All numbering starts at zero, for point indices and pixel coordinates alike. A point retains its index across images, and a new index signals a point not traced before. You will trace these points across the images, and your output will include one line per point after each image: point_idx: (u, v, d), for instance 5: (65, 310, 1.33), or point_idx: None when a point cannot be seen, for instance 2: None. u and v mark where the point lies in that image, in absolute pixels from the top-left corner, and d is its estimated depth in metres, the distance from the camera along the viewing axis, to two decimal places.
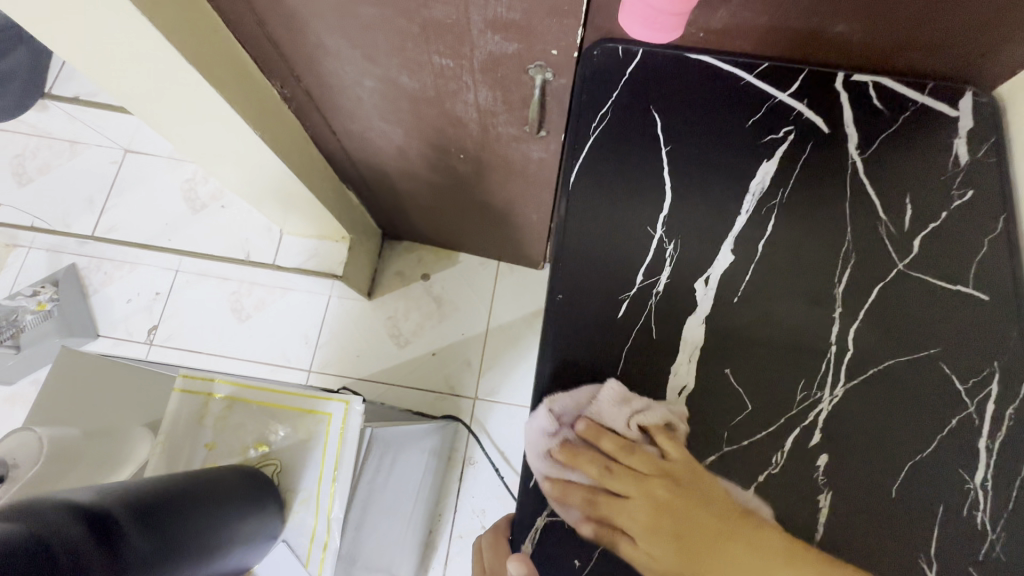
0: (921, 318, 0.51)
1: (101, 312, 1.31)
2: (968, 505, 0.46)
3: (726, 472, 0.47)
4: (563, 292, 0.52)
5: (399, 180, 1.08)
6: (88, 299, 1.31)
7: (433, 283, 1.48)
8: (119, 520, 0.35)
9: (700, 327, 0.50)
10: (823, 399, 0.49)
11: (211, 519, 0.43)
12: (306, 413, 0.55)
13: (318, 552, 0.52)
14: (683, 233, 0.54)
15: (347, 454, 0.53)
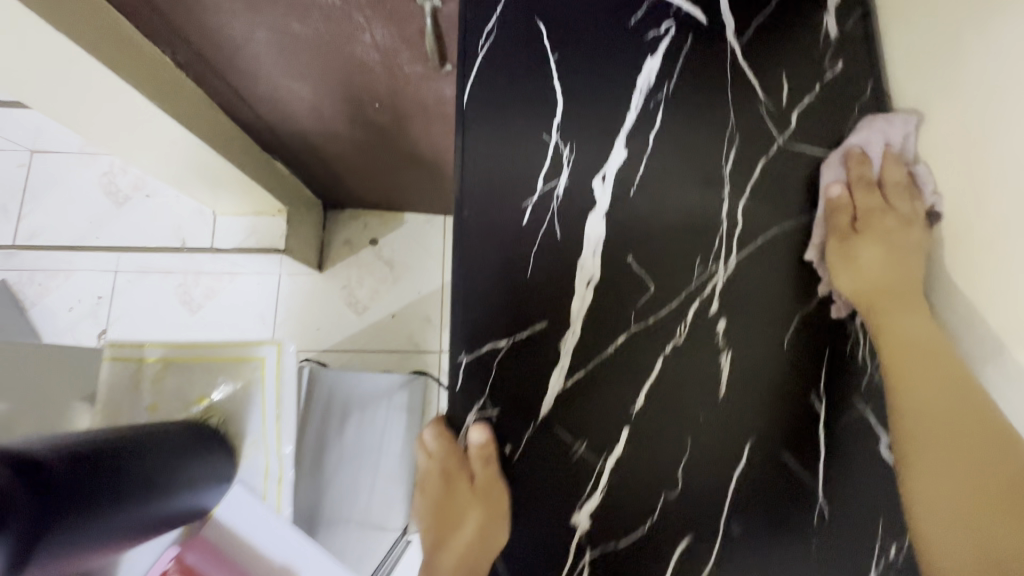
0: (803, 186, 0.54)
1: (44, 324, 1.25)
2: (850, 344, 0.51)
3: (636, 348, 0.51)
4: (470, 209, 0.54)
5: (322, 141, 1.06)
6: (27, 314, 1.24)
7: (382, 247, 1.48)
8: (50, 468, 0.37)
9: (602, 222, 0.53)
10: (719, 271, 0.52)
11: (153, 465, 0.45)
12: (241, 362, 0.55)
13: (274, 484, 0.56)
14: (577, 137, 0.55)
15: (287, 394, 0.55)
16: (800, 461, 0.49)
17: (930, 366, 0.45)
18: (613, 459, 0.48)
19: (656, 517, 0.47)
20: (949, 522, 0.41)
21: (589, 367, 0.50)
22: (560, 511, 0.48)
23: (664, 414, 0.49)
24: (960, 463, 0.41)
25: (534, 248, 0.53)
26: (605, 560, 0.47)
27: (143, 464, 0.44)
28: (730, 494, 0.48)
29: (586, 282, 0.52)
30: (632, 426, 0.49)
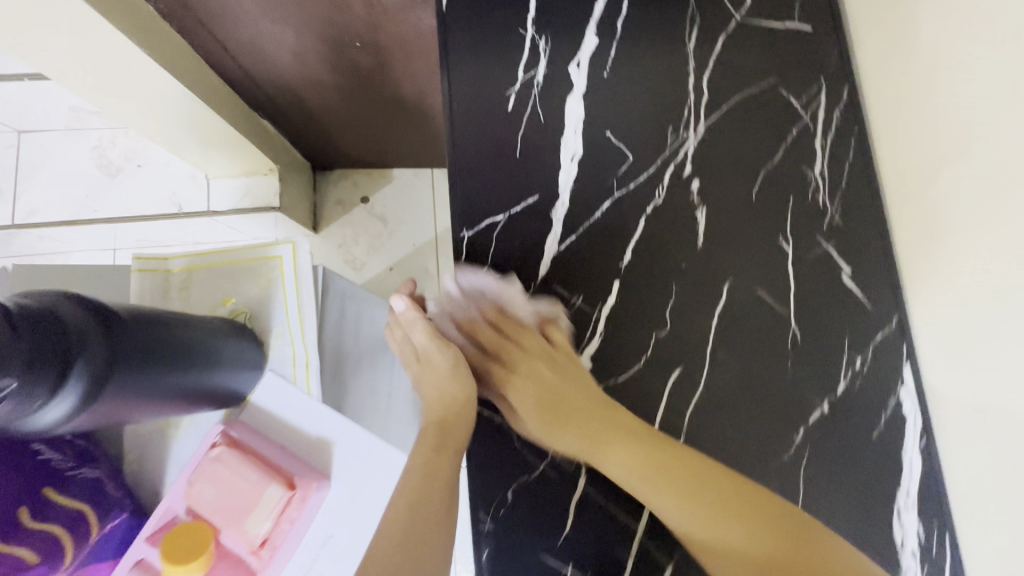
0: (762, 56, 0.59)
1: None
2: (812, 191, 0.56)
3: (620, 211, 0.56)
4: (457, 102, 0.58)
5: (307, 92, 1.09)
6: None
7: (374, 204, 1.51)
8: (121, 317, 0.42)
9: (580, 103, 0.58)
10: (689, 137, 0.57)
11: (201, 337, 0.50)
12: (260, 262, 0.61)
13: (302, 370, 0.60)
14: (551, 27, 0.59)
15: (305, 284, 0.60)
16: (774, 296, 0.54)
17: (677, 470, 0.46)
18: (607, 308, 0.54)
19: (649, 355, 0.53)
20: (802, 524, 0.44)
21: (579, 231, 0.55)
22: (564, 356, 0.53)
23: (650, 266, 0.55)
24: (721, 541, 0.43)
25: (520, 131, 0.57)
26: (608, 394, 0.52)
27: (193, 334, 0.50)
28: (714, 329, 0.54)
29: (570, 157, 0.57)
30: (622, 279, 0.54)
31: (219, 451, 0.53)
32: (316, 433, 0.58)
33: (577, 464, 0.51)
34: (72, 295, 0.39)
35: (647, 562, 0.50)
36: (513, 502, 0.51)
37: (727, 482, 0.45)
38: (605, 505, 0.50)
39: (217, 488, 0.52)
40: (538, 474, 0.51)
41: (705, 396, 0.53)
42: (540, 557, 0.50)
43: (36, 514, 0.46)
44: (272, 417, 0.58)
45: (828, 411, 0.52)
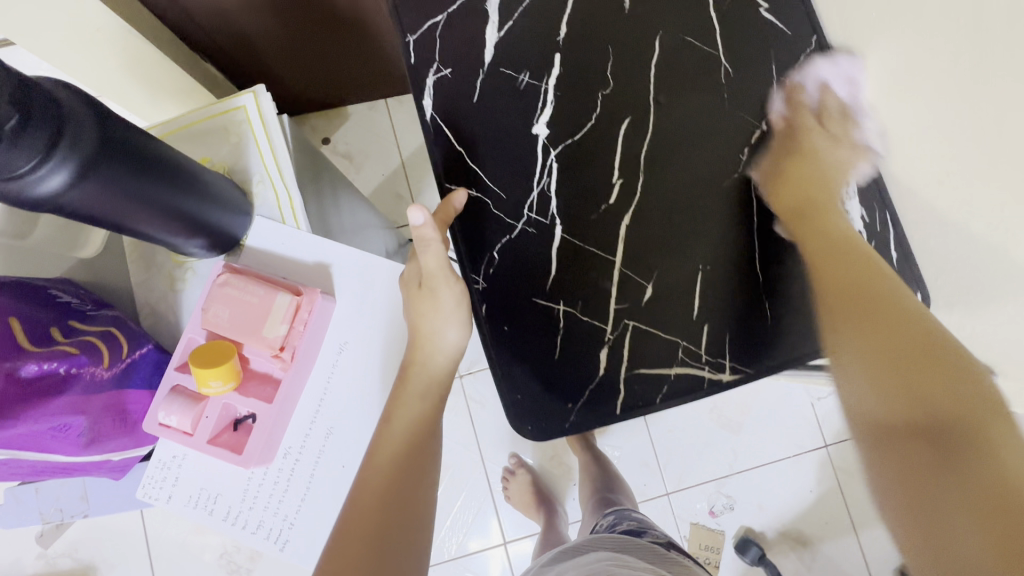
0: None
1: None
2: None
3: None
4: None
5: (243, 19, 1.10)
6: None
7: (336, 143, 1.53)
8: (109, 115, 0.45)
9: None
10: None
11: (190, 164, 0.54)
12: (227, 118, 0.64)
13: (288, 209, 0.63)
14: None
15: (274, 130, 0.64)
16: (702, 41, 0.59)
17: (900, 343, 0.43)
18: (554, 78, 0.58)
19: (598, 112, 0.58)
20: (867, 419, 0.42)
21: (516, 16, 0.59)
22: (522, 129, 0.57)
23: (586, 35, 0.59)
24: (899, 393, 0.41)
25: None
26: (567, 153, 0.57)
27: (182, 159, 0.53)
28: (654, 78, 0.58)
29: None
30: (562, 52, 0.58)
31: (225, 276, 0.57)
32: (313, 258, 0.62)
33: (551, 217, 0.56)
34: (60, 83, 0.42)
35: (628, 287, 0.55)
36: (501, 259, 0.56)
37: (908, 336, 0.43)
38: (583, 247, 0.56)
39: (230, 307, 0.56)
40: (518, 232, 0.56)
41: (655, 137, 0.57)
42: (533, 301, 0.55)
43: (65, 332, 0.50)
44: (270, 254, 0.62)
45: (766, 129, 0.58)
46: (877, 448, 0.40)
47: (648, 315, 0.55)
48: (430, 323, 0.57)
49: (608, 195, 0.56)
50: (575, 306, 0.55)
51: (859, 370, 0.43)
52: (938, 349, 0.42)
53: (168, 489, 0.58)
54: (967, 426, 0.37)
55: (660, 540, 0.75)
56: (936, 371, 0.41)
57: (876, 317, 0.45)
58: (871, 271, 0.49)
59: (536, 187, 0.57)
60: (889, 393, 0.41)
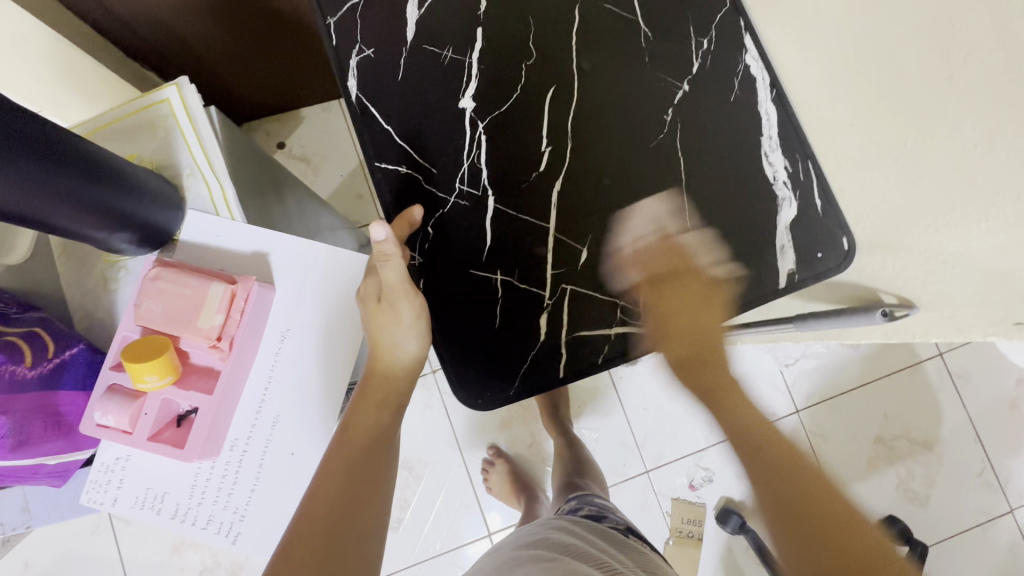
0: None
1: None
2: None
3: None
4: None
5: (180, 24, 1.08)
6: None
7: (292, 147, 1.52)
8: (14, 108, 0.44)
9: None
10: None
11: (114, 159, 0.53)
12: (152, 114, 0.63)
13: (221, 201, 0.63)
14: None
15: (201, 122, 0.63)
16: (621, 7, 0.60)
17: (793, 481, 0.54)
18: (476, 52, 0.58)
19: (523, 82, 0.58)
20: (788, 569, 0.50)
21: None
22: (449, 103, 0.58)
23: (506, 6, 0.59)
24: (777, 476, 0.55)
25: None
26: (495, 124, 0.57)
27: (104, 153, 0.52)
28: (575, 46, 0.59)
29: None
30: (484, 25, 0.59)
31: (157, 270, 0.56)
32: (250, 249, 0.61)
33: (483, 188, 0.56)
34: None
35: (564, 253, 0.56)
36: (435, 233, 0.56)
37: (799, 468, 0.55)
38: (516, 216, 0.56)
39: (164, 301, 0.55)
40: (451, 206, 0.56)
41: (581, 104, 0.58)
42: (471, 273, 0.56)
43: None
44: (205, 246, 0.61)
45: (688, 89, 0.59)
46: (778, 521, 0.53)
47: (586, 279, 0.56)
48: (388, 338, 0.56)
49: (537, 162, 0.57)
50: (512, 274, 0.55)
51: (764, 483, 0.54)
52: (832, 499, 0.54)
53: (112, 491, 0.57)
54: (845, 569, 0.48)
55: (620, 526, 0.76)
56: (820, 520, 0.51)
57: (766, 447, 0.57)
58: (795, 456, 0.56)
59: (466, 160, 0.57)
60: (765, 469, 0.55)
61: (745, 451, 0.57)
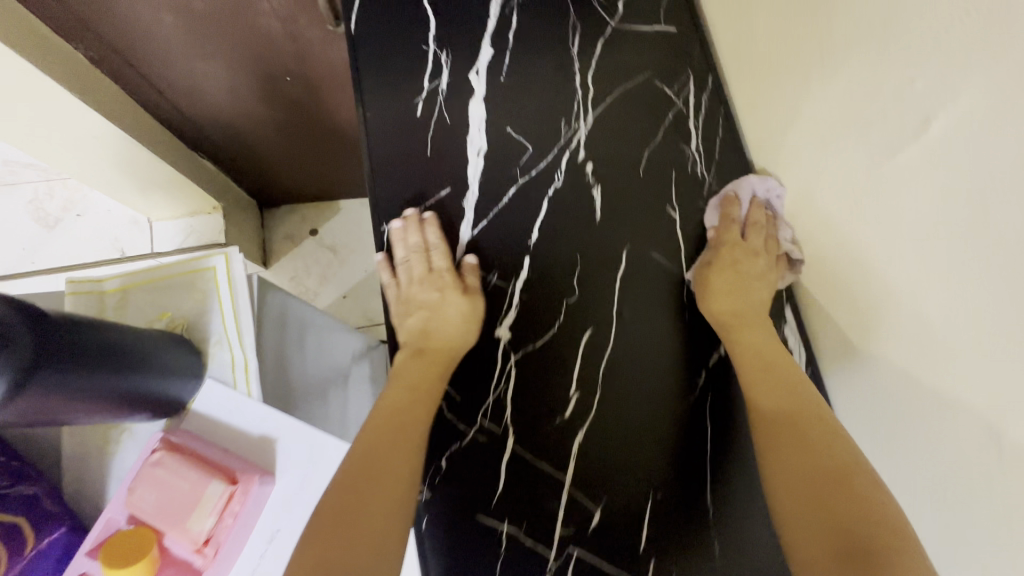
0: (636, 54, 0.67)
1: None
2: (689, 163, 0.65)
3: (525, 193, 0.62)
4: (371, 112, 0.64)
5: (244, 128, 1.14)
6: None
7: (323, 236, 1.55)
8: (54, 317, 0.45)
9: (481, 104, 0.65)
10: (580, 128, 0.64)
11: (140, 342, 0.54)
12: (194, 275, 0.63)
13: (242, 374, 0.62)
14: (450, 42, 0.66)
15: (240, 291, 0.63)
16: (666, 256, 0.61)
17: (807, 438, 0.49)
18: (520, 281, 0.59)
19: (562, 319, 0.58)
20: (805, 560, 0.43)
21: (489, 215, 0.61)
22: (484, 329, 0.58)
23: (556, 240, 0.61)
24: (810, 483, 0.46)
25: (429, 132, 0.63)
26: (525, 359, 0.57)
27: (132, 339, 0.53)
28: (618, 289, 0.60)
29: (477, 151, 0.63)
30: (532, 254, 0.60)
31: (159, 455, 0.55)
32: (258, 431, 0.60)
33: (504, 427, 0.55)
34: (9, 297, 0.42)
35: (575, 510, 0.54)
36: (448, 469, 0.54)
37: (818, 450, 0.47)
38: (532, 462, 0.54)
39: (158, 491, 0.53)
40: (469, 440, 0.55)
41: (615, 351, 0.58)
42: (476, 519, 0.53)
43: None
44: (213, 421, 0.60)
45: (725, 353, 0.59)
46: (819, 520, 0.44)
47: (595, 543, 0.53)
48: (443, 307, 0.58)
49: (563, 407, 0.56)
50: (520, 526, 0.53)
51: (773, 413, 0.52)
52: (852, 476, 0.45)
53: None
54: (853, 549, 0.41)
55: None
56: (805, 435, 0.49)
57: (826, 450, 0.48)
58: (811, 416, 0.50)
59: (493, 393, 0.56)
60: (772, 391, 0.53)
61: (811, 499, 0.45)
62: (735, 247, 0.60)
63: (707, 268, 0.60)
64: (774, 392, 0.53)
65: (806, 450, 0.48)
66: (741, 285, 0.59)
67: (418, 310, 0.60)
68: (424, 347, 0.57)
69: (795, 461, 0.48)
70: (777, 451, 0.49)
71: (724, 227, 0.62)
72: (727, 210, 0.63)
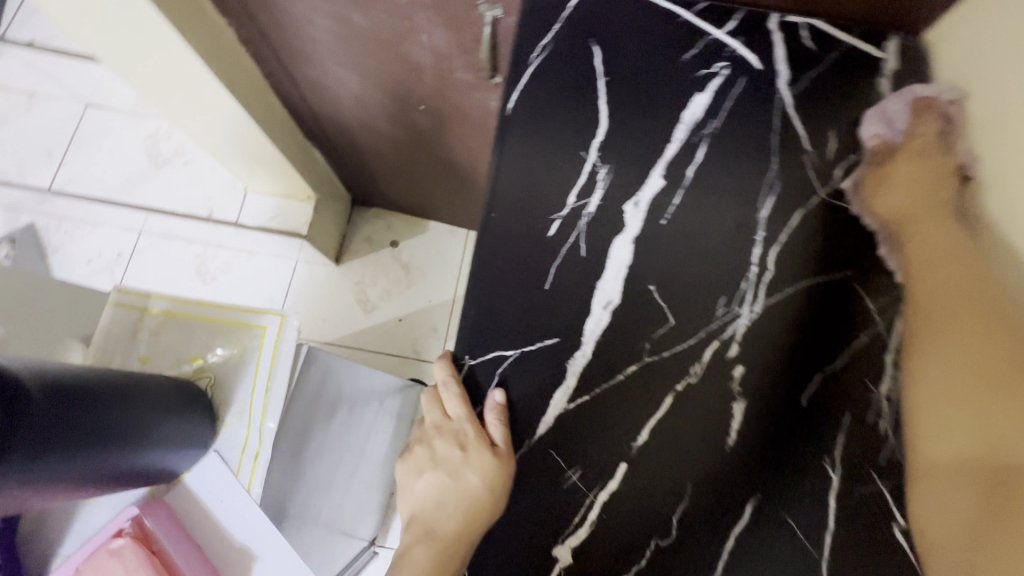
0: (842, 242, 0.52)
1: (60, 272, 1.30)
2: (872, 413, 0.48)
3: (645, 378, 0.49)
4: (496, 213, 0.53)
5: (363, 136, 1.08)
6: (46, 259, 1.30)
7: (401, 251, 1.48)
8: None
9: (627, 246, 0.52)
10: (742, 315, 0.50)
11: None
12: (246, 332, 0.73)
13: None
14: (616, 157, 0.54)
15: (265, 374, 0.65)
16: (804, 530, 0.45)
17: (987, 341, 0.43)
18: (606, 493, 0.46)
19: (641, 564, 0.45)
20: (947, 466, 0.42)
21: (594, 393, 0.48)
22: (541, 538, 0.45)
23: (666, 453, 0.47)
24: (974, 389, 0.43)
25: (556, 260, 0.51)
26: None
27: None
28: (726, 549, 0.45)
29: (603, 304, 0.50)
30: (631, 462, 0.46)
31: None
32: None
33: None
34: None
35: None
36: None
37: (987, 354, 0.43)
38: None
39: None
40: None
41: None
42: None
43: None
44: None
45: None
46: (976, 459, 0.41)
47: None
48: (467, 486, 0.46)
49: None
50: None
51: (950, 285, 0.46)
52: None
53: None
54: (1001, 477, 0.40)
55: None
56: (974, 317, 0.44)
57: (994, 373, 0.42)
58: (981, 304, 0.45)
59: None
60: (944, 274, 0.47)
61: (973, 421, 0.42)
62: (917, 149, 0.51)
63: (876, 156, 0.53)
64: (939, 270, 0.47)
65: (973, 370, 0.43)
66: (926, 178, 0.50)
67: (437, 474, 0.48)
68: (435, 525, 0.45)
69: (955, 369, 0.44)
70: (930, 354, 0.45)
71: (911, 123, 0.53)
72: (915, 109, 0.53)
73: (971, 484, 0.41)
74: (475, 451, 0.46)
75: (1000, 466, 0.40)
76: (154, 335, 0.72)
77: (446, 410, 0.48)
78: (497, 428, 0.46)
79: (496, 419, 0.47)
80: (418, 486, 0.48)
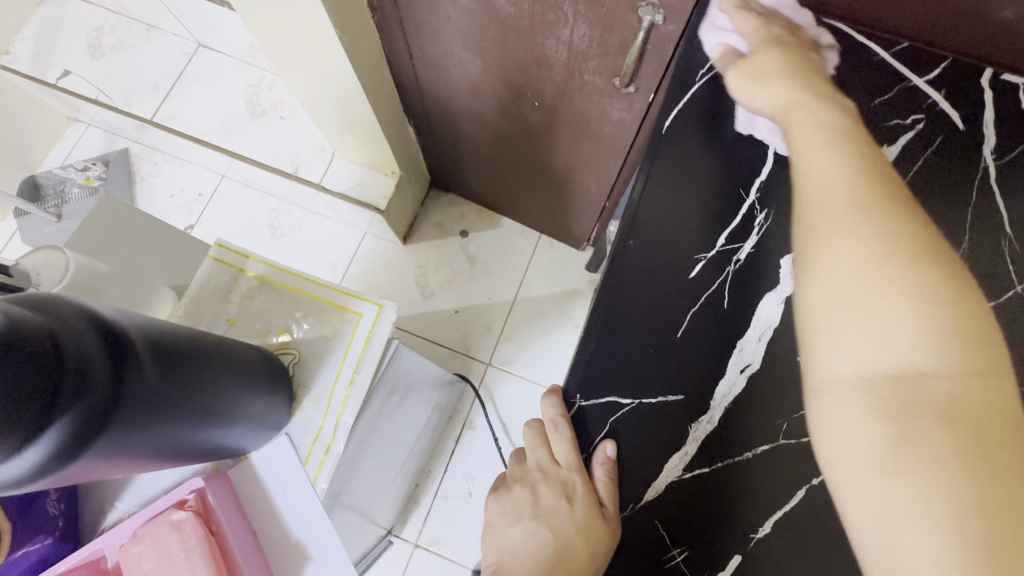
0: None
1: (144, 201, 1.37)
2: None
3: (777, 463, 0.42)
4: (634, 240, 0.47)
5: (464, 121, 1.05)
6: (134, 185, 1.37)
7: (470, 242, 1.44)
8: (144, 353, 0.32)
9: (779, 306, 0.45)
10: None
11: (228, 385, 0.40)
12: (335, 309, 0.52)
13: (319, 453, 0.49)
14: (779, 202, 0.47)
15: (369, 357, 0.50)
16: None
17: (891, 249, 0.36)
18: None
19: None
20: (842, 382, 0.35)
21: (714, 466, 0.42)
22: None
23: (788, 555, 0.41)
24: (880, 326, 0.35)
25: (693, 307, 0.45)
26: None
27: (220, 379, 0.39)
28: None
29: (740, 367, 0.44)
30: (744, 554, 0.41)
31: (183, 517, 0.43)
32: (297, 537, 0.47)
33: None
34: (96, 320, 0.30)
35: None
36: None
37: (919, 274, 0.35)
38: None
39: (159, 561, 0.41)
40: None
41: None
42: None
43: None
44: (262, 489, 0.48)
45: None
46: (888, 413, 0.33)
47: None
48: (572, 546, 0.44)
49: None
50: None
51: (870, 232, 0.37)
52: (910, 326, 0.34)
53: None
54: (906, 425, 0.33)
55: None
56: (936, 269, 0.35)
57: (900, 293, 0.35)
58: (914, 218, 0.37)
59: None
60: (849, 215, 0.37)
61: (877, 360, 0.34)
62: (782, 54, 0.46)
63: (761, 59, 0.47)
64: (839, 211, 0.38)
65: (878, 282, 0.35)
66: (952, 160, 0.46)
67: (536, 522, 0.46)
68: None
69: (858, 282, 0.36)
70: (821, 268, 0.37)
71: (762, 38, 0.47)
72: None
73: (860, 401, 0.34)
74: (581, 505, 0.44)
75: (901, 415, 0.33)
76: (245, 300, 0.52)
77: (554, 453, 0.47)
78: (604, 486, 0.43)
79: (603, 475, 0.43)
80: (515, 531, 0.48)
